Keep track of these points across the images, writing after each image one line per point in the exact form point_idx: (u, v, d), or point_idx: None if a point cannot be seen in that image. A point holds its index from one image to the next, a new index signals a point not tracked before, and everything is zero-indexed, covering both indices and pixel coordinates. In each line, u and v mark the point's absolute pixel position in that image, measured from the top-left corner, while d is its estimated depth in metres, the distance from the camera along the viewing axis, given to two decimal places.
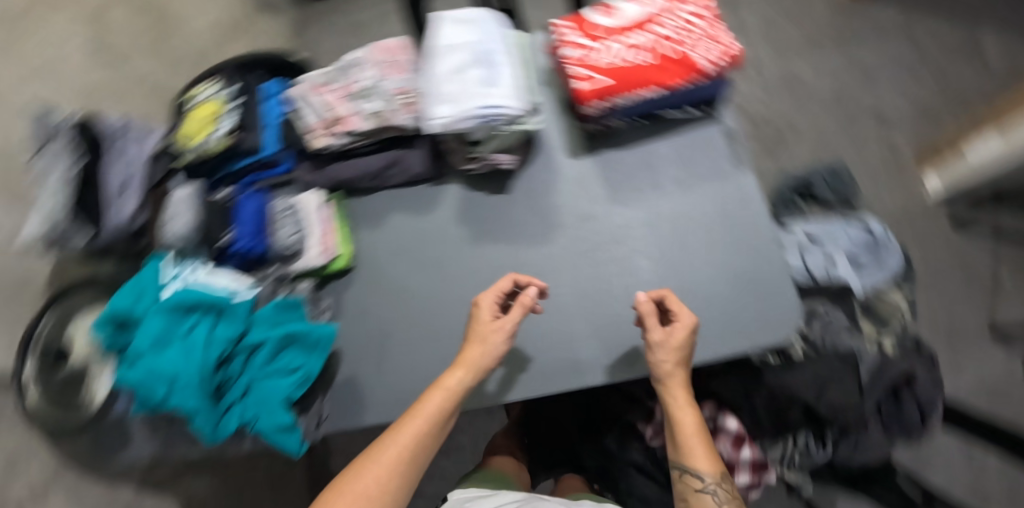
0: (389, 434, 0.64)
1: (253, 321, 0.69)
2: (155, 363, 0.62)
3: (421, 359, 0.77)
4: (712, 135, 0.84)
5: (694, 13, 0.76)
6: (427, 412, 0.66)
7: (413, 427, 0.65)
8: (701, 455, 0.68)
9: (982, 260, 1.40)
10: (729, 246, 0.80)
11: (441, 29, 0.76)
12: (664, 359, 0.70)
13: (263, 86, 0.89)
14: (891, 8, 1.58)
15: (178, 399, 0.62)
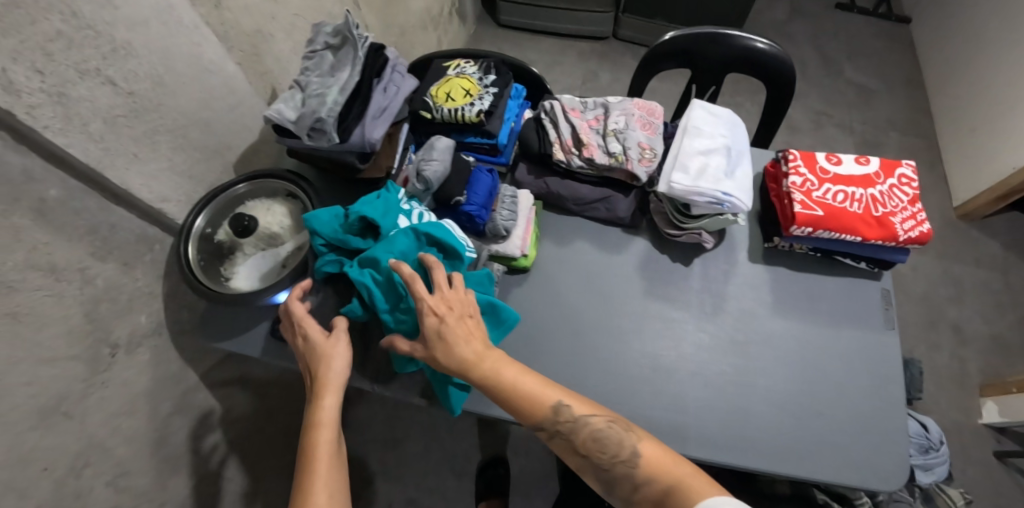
0: (310, 427, 0.71)
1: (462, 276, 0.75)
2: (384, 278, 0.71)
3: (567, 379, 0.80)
4: (879, 293, 0.92)
5: (900, 188, 0.89)
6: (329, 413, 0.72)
7: (324, 427, 0.71)
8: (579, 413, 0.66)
9: (1019, 503, 1.43)
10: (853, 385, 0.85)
11: (692, 115, 0.89)
12: (462, 350, 0.66)
13: (513, 84, 1.01)
14: (996, 243, 1.71)
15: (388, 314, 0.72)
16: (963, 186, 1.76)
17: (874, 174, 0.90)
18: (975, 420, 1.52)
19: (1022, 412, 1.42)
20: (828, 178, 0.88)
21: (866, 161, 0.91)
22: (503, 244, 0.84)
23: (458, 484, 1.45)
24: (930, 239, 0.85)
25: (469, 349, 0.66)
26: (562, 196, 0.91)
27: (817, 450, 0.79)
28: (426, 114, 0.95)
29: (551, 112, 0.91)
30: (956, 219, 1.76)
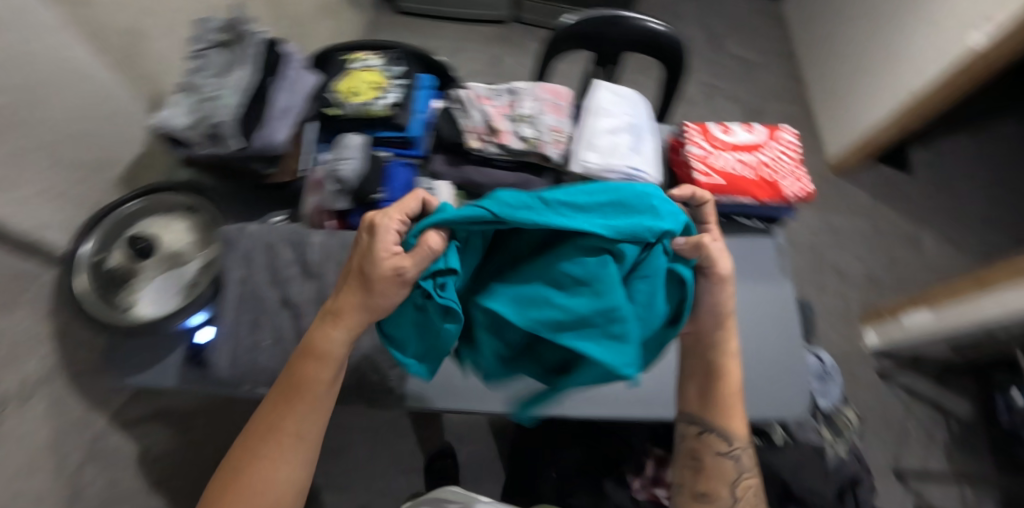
0: (298, 370, 0.60)
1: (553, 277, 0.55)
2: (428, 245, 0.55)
3: None
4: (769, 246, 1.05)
5: (785, 152, 0.99)
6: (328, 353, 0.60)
7: (316, 371, 0.60)
8: (741, 427, 0.73)
9: (896, 411, 1.69)
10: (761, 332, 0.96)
11: (595, 98, 0.93)
12: (726, 304, 0.69)
13: (420, 75, 0.98)
14: (864, 191, 1.97)
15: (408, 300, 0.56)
16: (834, 144, 2.00)
17: (762, 142, 0.99)
18: (858, 345, 1.77)
19: (894, 334, 1.67)
20: (722, 147, 0.97)
21: (754, 130, 1.01)
22: None
23: (410, 481, 1.45)
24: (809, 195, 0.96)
25: (726, 312, 0.68)
26: (482, 185, 0.93)
27: None
28: (331, 111, 0.92)
29: (462, 101, 0.92)
30: (830, 173, 2.01)
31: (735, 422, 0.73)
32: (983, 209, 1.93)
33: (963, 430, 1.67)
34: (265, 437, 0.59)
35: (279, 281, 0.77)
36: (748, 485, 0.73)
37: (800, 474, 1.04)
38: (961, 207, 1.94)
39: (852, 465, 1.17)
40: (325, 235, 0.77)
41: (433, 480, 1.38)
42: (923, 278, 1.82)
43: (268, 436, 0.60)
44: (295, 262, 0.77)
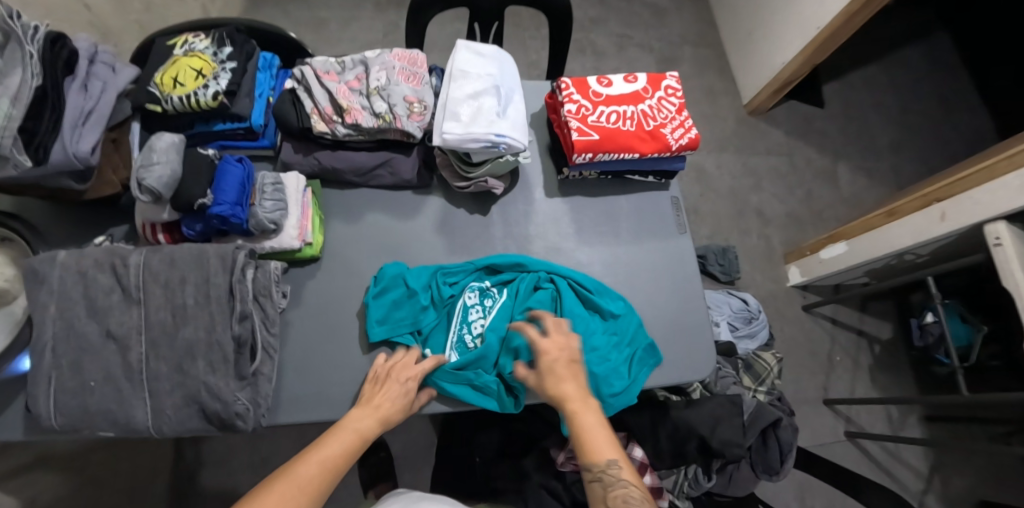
0: (334, 435, 0.68)
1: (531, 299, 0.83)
2: (415, 272, 0.83)
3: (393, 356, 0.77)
4: (673, 199, 0.98)
5: (668, 99, 0.91)
6: (363, 424, 0.70)
7: (346, 440, 0.68)
8: (600, 445, 0.67)
9: (823, 342, 1.75)
10: (661, 290, 0.92)
11: (454, 60, 0.84)
12: (564, 389, 0.72)
13: (261, 54, 0.90)
14: (780, 131, 1.99)
15: (399, 313, 0.80)
16: (748, 85, 1.99)
17: (642, 90, 0.90)
18: (783, 284, 1.82)
19: (815, 269, 1.71)
20: (601, 100, 0.88)
21: (634, 78, 0.92)
22: (280, 238, 0.78)
23: (345, 480, 1.41)
24: (696, 144, 0.88)
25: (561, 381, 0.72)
26: (339, 172, 0.85)
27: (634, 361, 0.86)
28: (155, 108, 0.80)
29: (304, 79, 0.82)
30: (747, 115, 2.01)
31: (589, 444, 0.67)
32: (892, 137, 2.00)
33: (885, 352, 1.74)
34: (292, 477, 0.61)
35: (97, 312, 0.67)
36: (618, 497, 0.64)
37: (719, 429, 1.04)
38: (872, 138, 2.00)
39: (773, 409, 1.17)
40: (145, 253, 0.68)
41: (365, 479, 1.34)
42: (847, 212, 1.91)
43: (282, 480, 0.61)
44: (114, 288, 0.67)
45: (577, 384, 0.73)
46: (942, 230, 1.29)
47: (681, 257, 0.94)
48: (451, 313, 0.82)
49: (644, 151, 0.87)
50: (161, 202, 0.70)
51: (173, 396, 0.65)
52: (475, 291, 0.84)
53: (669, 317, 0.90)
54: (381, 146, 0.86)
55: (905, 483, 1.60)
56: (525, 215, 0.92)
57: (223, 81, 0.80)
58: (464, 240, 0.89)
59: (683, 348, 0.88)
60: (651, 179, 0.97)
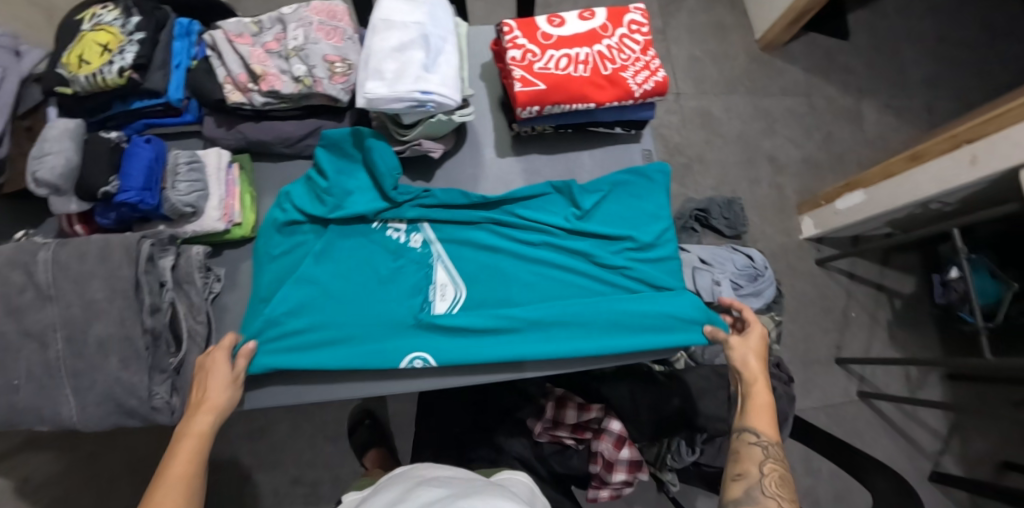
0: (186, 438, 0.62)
1: (528, 269, 0.80)
2: (351, 202, 0.78)
3: (324, 349, 0.73)
4: (645, 150, 0.87)
5: (631, 38, 0.79)
6: (199, 431, 0.63)
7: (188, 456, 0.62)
8: (767, 419, 0.73)
9: (838, 297, 1.63)
10: (621, 257, 0.81)
11: (376, 10, 0.77)
12: (753, 366, 0.77)
13: (178, 20, 0.84)
14: (797, 68, 1.79)
15: (354, 284, 0.76)
16: (761, 17, 1.77)
17: (600, 28, 0.79)
18: (796, 237, 1.68)
19: (830, 221, 1.57)
20: (550, 43, 0.77)
21: (591, 14, 0.80)
22: (202, 221, 0.74)
23: (336, 447, 1.43)
24: (665, 86, 0.77)
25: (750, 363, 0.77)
26: (266, 145, 0.81)
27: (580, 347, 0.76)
28: (66, 90, 0.75)
29: (216, 45, 0.78)
30: (760, 52, 1.81)
31: (759, 416, 0.73)
32: (925, 70, 1.80)
33: (906, 307, 1.62)
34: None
35: (13, 311, 0.63)
36: (775, 470, 0.69)
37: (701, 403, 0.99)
38: (901, 72, 1.80)
39: (768, 378, 1.11)
40: (54, 247, 0.65)
41: (355, 446, 1.35)
42: (870, 156, 1.74)
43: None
44: (27, 285, 0.64)
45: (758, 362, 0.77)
46: (970, 177, 1.15)
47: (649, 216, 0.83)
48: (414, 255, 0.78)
49: (602, 99, 0.76)
50: (63, 193, 0.66)
51: (93, 392, 0.62)
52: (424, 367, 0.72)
53: (627, 283, 0.81)
54: (305, 113, 0.81)
55: (921, 443, 1.54)
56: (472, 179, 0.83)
57: (126, 54, 0.75)
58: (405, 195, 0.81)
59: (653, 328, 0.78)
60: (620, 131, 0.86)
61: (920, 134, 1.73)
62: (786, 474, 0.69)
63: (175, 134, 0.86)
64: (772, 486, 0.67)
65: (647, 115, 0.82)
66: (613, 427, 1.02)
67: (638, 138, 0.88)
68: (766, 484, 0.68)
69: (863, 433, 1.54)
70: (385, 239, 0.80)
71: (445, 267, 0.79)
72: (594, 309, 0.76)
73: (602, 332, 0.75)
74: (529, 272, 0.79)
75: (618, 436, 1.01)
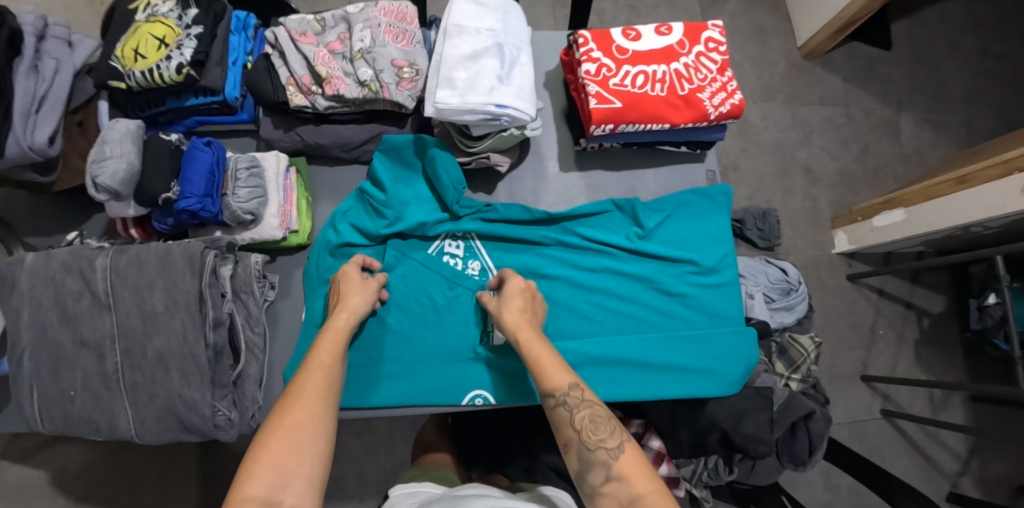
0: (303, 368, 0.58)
1: (586, 300, 0.79)
2: (409, 213, 0.77)
3: (385, 375, 0.73)
4: (710, 170, 0.85)
5: (707, 56, 0.78)
6: (323, 363, 0.59)
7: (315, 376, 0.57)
8: (557, 369, 0.61)
9: (866, 314, 1.62)
10: (682, 285, 0.80)
11: (449, 16, 0.75)
12: (509, 320, 0.67)
13: (234, 12, 0.81)
14: (837, 77, 1.76)
15: (414, 313, 0.76)
16: (804, 23, 1.73)
17: (677, 45, 0.77)
18: (828, 251, 1.66)
19: (865, 237, 1.55)
20: (626, 59, 0.76)
21: (668, 29, 0.78)
22: (259, 227, 0.72)
23: (361, 443, 1.43)
24: (741, 109, 0.76)
25: (511, 317, 0.67)
26: (325, 150, 0.79)
27: (637, 382, 0.76)
28: (119, 84, 0.73)
29: (278, 44, 0.75)
30: (800, 59, 1.76)
31: (546, 368, 0.62)
32: (965, 85, 1.77)
33: (934, 326, 1.61)
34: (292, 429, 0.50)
35: (69, 319, 0.62)
36: (586, 417, 0.58)
37: (744, 424, 0.96)
38: (941, 85, 1.77)
39: (806, 399, 1.08)
40: (112, 254, 0.63)
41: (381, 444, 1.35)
42: (906, 172, 1.71)
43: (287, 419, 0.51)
44: (84, 293, 0.62)
45: (523, 314, 0.68)
46: (1018, 205, 1.13)
47: (715, 241, 0.81)
48: (471, 283, 0.77)
49: (677, 120, 0.75)
50: (122, 198, 0.63)
51: (152, 407, 0.61)
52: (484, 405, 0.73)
53: (685, 313, 0.79)
54: (366, 118, 0.79)
55: (939, 463, 1.54)
56: (534, 194, 0.82)
57: (183, 50, 0.72)
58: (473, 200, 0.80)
59: (708, 362, 0.77)
60: (685, 149, 0.84)
61: (957, 151, 1.71)
62: (598, 420, 0.57)
63: (226, 133, 0.84)
64: (592, 437, 0.56)
65: (717, 136, 0.80)
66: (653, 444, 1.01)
67: (703, 158, 0.86)
68: (589, 438, 0.56)
69: (883, 451, 1.55)
70: (445, 253, 0.78)
71: None
72: (651, 349, 0.77)
73: (658, 371, 0.77)
74: (587, 303, 0.79)
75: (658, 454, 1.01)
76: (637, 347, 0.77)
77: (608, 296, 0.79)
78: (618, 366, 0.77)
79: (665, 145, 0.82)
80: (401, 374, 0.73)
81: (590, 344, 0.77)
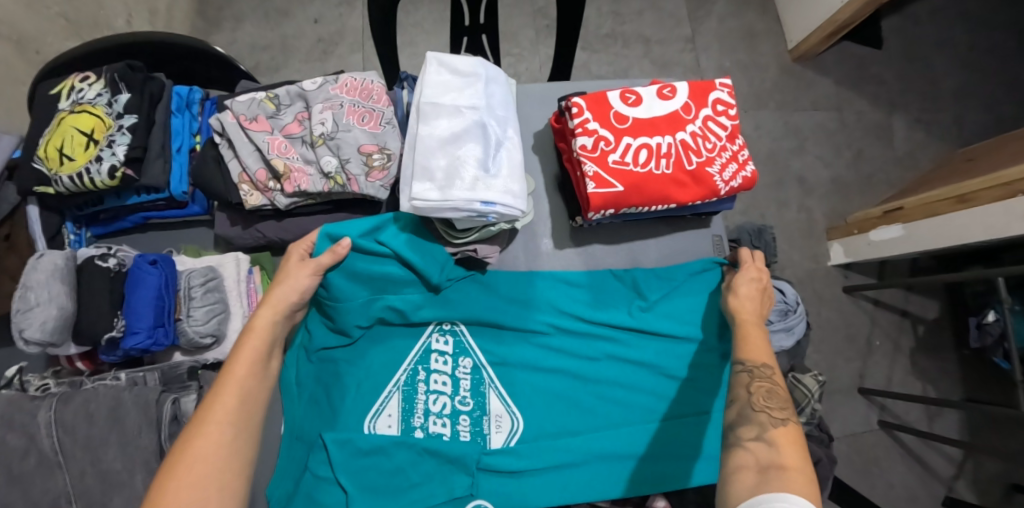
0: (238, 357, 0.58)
1: (589, 389, 0.74)
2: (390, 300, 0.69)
3: (377, 491, 0.68)
4: (717, 236, 0.79)
5: (715, 121, 0.71)
6: (237, 374, 0.57)
7: (251, 359, 0.58)
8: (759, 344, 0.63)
9: (862, 325, 1.60)
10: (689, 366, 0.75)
11: (424, 92, 0.67)
12: (733, 304, 0.70)
13: (174, 88, 0.73)
14: (830, 80, 1.69)
15: (405, 421, 0.71)
16: (795, 24, 1.65)
17: (682, 110, 0.70)
18: (823, 262, 1.62)
19: (861, 251, 1.52)
20: (626, 130, 0.68)
21: (671, 91, 0.71)
22: (221, 345, 0.65)
23: None
24: (753, 181, 0.70)
25: (738, 297, 0.70)
26: (293, 245, 0.71)
27: (644, 471, 0.72)
28: (47, 189, 0.65)
29: (227, 132, 0.67)
30: (791, 62, 1.69)
31: (747, 343, 0.63)
32: (958, 81, 1.72)
33: (929, 333, 1.60)
34: (206, 442, 0.51)
35: (16, 482, 0.55)
36: (762, 387, 0.58)
37: None
38: (935, 83, 1.71)
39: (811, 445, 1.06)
40: (56, 406, 0.57)
41: None
42: (900, 176, 1.67)
43: (172, 488, 0.47)
44: (29, 450, 0.55)
45: (754, 303, 0.70)
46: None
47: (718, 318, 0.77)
48: (464, 382, 0.72)
49: (684, 199, 0.68)
50: (58, 344, 0.56)
51: None
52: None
53: (695, 395, 0.74)
54: (337, 207, 0.71)
55: (935, 469, 1.56)
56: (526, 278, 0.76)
57: (114, 147, 0.64)
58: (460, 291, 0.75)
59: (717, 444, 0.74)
60: (689, 217, 0.78)
61: (951, 153, 1.67)
62: (778, 398, 0.57)
63: (178, 223, 0.76)
64: (761, 401, 0.56)
65: (725, 208, 0.74)
66: None
67: (709, 223, 0.80)
68: (755, 402, 0.57)
69: (881, 461, 1.56)
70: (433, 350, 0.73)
71: (500, 395, 0.72)
72: (660, 437, 0.72)
73: (668, 460, 0.73)
74: (591, 395, 0.74)
75: None
76: (644, 438, 0.72)
77: (612, 383, 0.74)
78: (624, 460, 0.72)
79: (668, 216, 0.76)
80: (393, 489, 0.69)
81: (594, 439, 0.72)
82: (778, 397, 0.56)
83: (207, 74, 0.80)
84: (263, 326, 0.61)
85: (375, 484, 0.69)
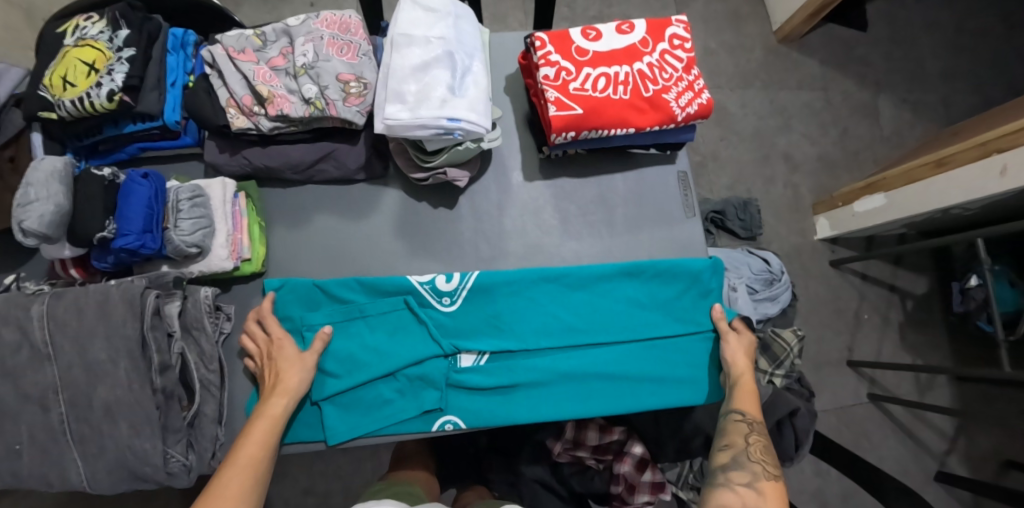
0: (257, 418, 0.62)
1: (561, 317, 0.75)
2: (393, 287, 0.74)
3: (349, 405, 0.70)
4: (682, 171, 0.83)
5: (672, 54, 0.75)
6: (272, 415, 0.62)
7: (265, 426, 0.61)
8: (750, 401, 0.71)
9: (850, 299, 1.61)
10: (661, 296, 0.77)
11: (397, 25, 0.71)
12: (734, 355, 0.73)
13: (171, 30, 0.77)
14: (814, 61, 1.73)
15: (375, 340, 0.72)
16: (779, 7, 1.70)
17: (640, 43, 0.74)
18: (810, 237, 1.64)
19: (846, 223, 1.54)
20: (586, 61, 0.72)
21: (630, 27, 0.75)
22: (206, 260, 0.68)
23: (347, 457, 1.39)
24: (709, 109, 0.73)
25: (732, 348, 0.74)
26: (277, 173, 0.76)
27: (613, 391, 0.74)
28: (51, 115, 0.69)
29: (216, 63, 0.71)
30: (776, 44, 1.73)
31: (743, 398, 0.71)
32: (943, 62, 1.75)
33: (918, 308, 1.60)
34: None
35: (8, 373, 0.59)
36: (757, 441, 0.68)
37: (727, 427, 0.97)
38: (919, 64, 1.74)
39: (790, 396, 1.06)
40: (48, 301, 0.60)
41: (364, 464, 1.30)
42: (886, 153, 1.70)
43: None
44: (21, 344, 0.59)
45: (744, 352, 0.74)
46: (997, 187, 1.12)
47: (684, 248, 0.80)
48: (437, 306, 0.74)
49: (642, 124, 0.72)
50: (55, 241, 0.61)
51: (104, 459, 0.59)
52: (455, 430, 0.72)
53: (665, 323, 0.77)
54: (317, 136, 0.75)
55: (928, 444, 1.55)
56: (500, 207, 0.79)
57: (114, 74, 0.68)
58: (439, 221, 0.78)
59: (686, 371, 0.76)
60: (654, 152, 0.81)
61: (937, 131, 1.69)
62: (769, 459, 0.67)
63: (172, 159, 0.80)
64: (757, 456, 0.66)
65: (683, 138, 0.77)
66: (633, 449, 0.98)
67: (674, 159, 0.83)
68: (751, 455, 0.67)
69: (871, 434, 1.55)
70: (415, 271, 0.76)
71: (473, 318, 0.74)
72: (628, 361, 0.75)
73: (633, 381, 0.74)
74: (557, 319, 0.75)
75: (640, 459, 0.98)
76: (612, 361, 0.75)
77: (583, 310, 0.76)
78: (591, 383, 0.74)
79: (631, 148, 0.79)
80: (366, 406, 0.71)
81: (563, 361, 0.74)
82: (770, 457, 0.67)
83: (203, 26, 0.86)
84: (280, 409, 0.63)
85: (347, 401, 0.71)
